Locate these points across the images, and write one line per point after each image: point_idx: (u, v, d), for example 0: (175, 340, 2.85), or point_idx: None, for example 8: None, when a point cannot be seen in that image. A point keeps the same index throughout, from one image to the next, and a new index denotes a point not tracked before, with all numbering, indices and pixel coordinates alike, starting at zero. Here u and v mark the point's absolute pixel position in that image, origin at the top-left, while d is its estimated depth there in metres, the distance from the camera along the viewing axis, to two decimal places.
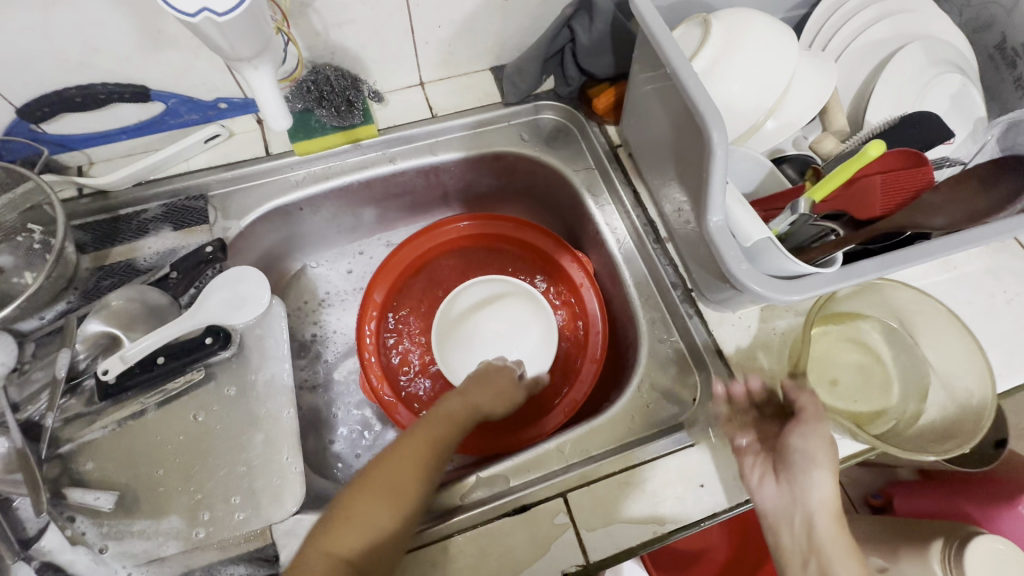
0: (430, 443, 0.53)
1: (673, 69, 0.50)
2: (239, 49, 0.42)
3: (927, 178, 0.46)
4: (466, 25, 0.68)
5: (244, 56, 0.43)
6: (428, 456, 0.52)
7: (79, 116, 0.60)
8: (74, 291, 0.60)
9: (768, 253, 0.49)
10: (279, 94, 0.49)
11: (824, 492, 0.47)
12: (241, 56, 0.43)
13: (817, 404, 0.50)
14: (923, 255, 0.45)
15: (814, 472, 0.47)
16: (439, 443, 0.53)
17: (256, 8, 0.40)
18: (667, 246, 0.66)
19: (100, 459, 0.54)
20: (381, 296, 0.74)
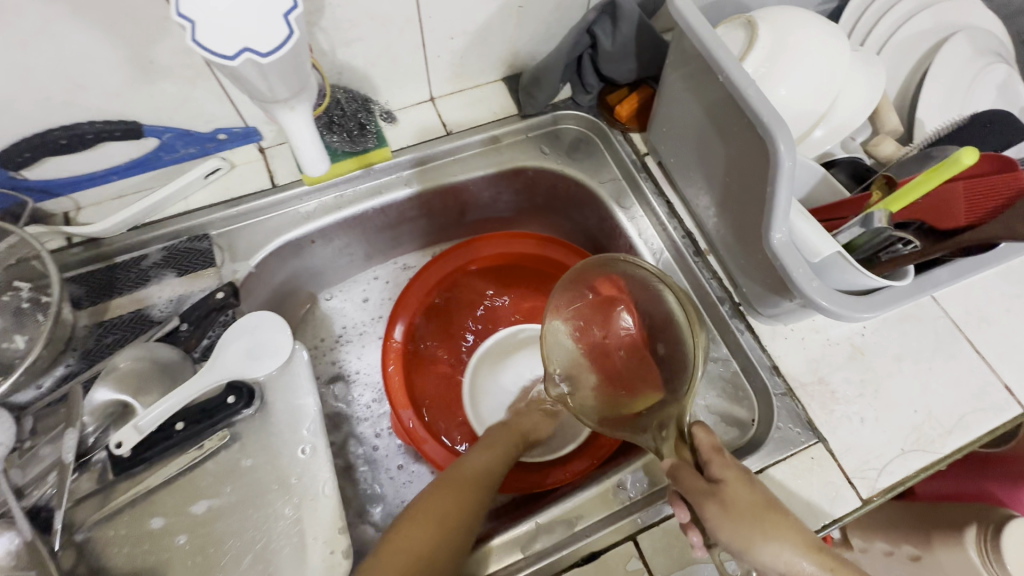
0: (467, 496, 0.52)
1: (726, 77, 0.47)
2: (276, 91, 0.39)
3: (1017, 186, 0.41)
4: (480, 35, 0.63)
5: (280, 97, 0.40)
6: (464, 506, 0.51)
7: (64, 158, 0.54)
8: (73, 352, 0.54)
9: (837, 269, 0.46)
10: (316, 135, 0.46)
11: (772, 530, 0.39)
12: (277, 97, 0.40)
13: (711, 436, 0.45)
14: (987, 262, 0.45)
15: (755, 530, 0.39)
16: (478, 499, 0.53)
17: (300, 47, 0.37)
18: (709, 259, 0.63)
19: (118, 542, 0.48)
20: (404, 327, 0.70)
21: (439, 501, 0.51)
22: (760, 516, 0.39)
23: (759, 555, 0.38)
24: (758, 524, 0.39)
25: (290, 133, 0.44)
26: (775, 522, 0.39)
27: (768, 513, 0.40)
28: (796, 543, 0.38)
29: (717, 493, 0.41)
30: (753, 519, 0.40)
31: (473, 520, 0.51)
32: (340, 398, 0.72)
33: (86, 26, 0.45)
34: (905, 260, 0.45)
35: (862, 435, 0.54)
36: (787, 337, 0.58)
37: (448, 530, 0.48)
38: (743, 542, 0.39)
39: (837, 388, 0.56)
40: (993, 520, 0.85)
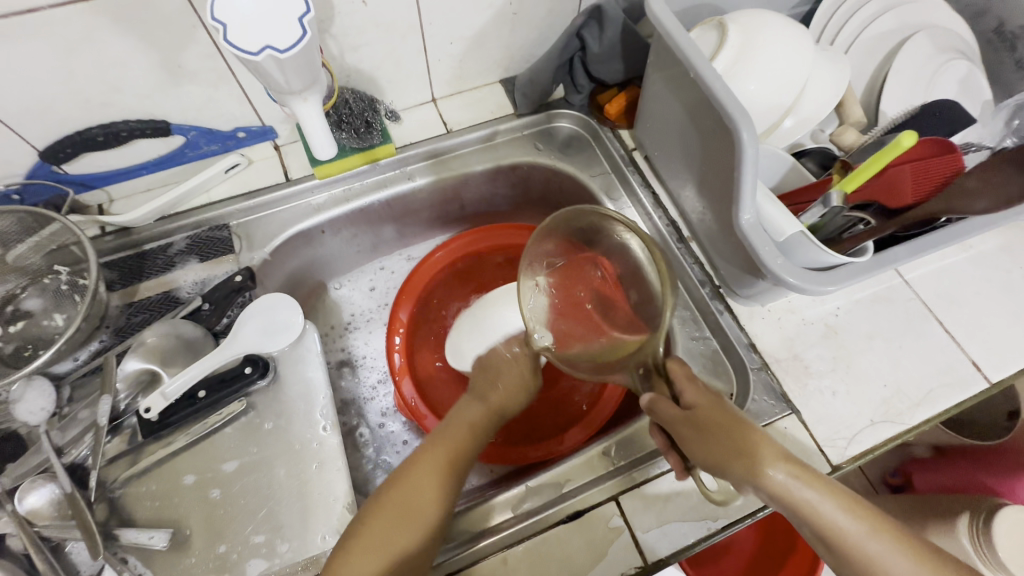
0: (455, 443, 0.53)
1: (696, 74, 0.51)
2: (292, 83, 0.45)
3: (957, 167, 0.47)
4: (477, 40, 0.69)
5: (295, 88, 0.46)
6: (457, 456, 0.52)
7: (100, 154, 0.60)
8: (106, 329, 0.60)
9: (801, 247, 0.50)
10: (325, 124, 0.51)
11: (745, 443, 0.42)
12: (293, 89, 0.46)
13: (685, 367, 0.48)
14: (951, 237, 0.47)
15: (728, 446, 0.42)
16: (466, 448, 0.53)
17: (312, 47, 0.43)
18: (691, 246, 0.67)
19: (146, 498, 0.53)
20: (407, 314, 0.75)
21: (432, 453, 0.52)
22: (730, 432, 0.43)
23: (733, 469, 0.42)
24: (747, 449, 0.42)
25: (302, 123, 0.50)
26: (745, 434, 0.43)
27: (757, 441, 0.43)
28: (766, 452, 0.42)
29: (698, 419, 0.44)
30: (741, 448, 0.42)
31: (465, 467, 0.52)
32: (347, 380, 0.76)
33: (124, 34, 0.50)
34: (863, 237, 0.49)
35: (833, 407, 0.58)
36: (764, 316, 0.62)
37: (440, 482, 0.50)
38: (717, 460, 0.43)
39: (810, 364, 0.60)
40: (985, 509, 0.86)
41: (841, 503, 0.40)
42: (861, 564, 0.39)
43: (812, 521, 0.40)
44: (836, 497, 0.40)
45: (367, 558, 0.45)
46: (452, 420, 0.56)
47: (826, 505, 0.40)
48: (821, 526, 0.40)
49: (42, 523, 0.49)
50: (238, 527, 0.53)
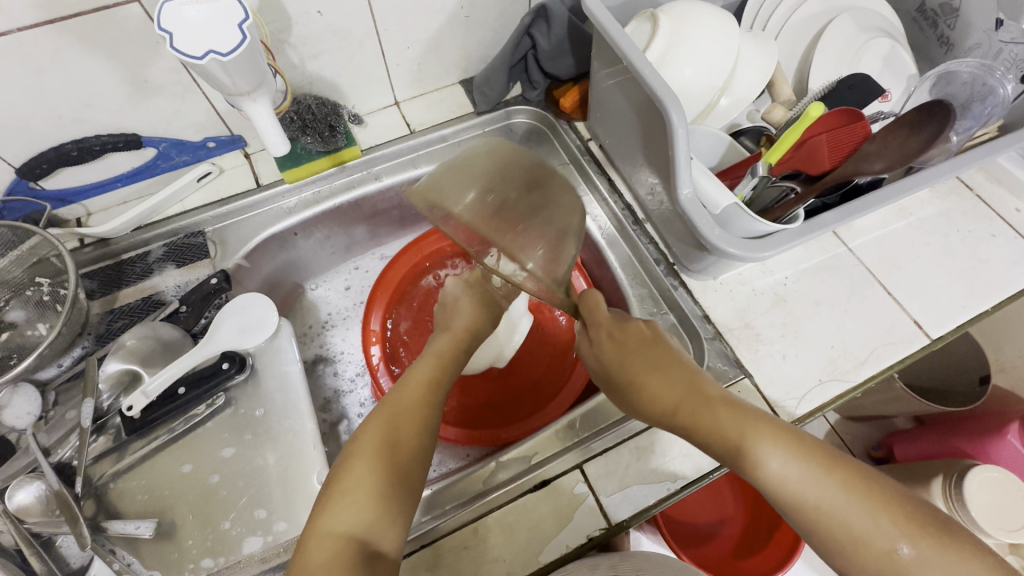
0: (424, 386, 0.55)
1: (629, 64, 0.55)
2: (240, 85, 0.48)
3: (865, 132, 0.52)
4: (432, 43, 0.72)
5: (243, 90, 0.49)
6: (419, 409, 0.52)
7: (75, 169, 0.63)
8: (88, 336, 0.62)
9: (738, 218, 0.53)
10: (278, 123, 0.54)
11: (651, 392, 0.51)
12: (241, 91, 0.49)
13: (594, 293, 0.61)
14: (878, 201, 0.51)
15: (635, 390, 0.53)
16: (435, 386, 0.55)
17: (253, 46, 0.46)
18: (646, 227, 0.70)
19: (132, 493, 0.56)
20: (379, 324, 0.77)
21: (402, 397, 0.53)
22: (627, 371, 0.54)
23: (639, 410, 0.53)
24: (688, 407, 0.49)
25: (256, 122, 0.53)
26: (642, 379, 0.52)
27: (701, 401, 0.49)
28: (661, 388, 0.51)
29: (622, 370, 0.54)
30: (677, 406, 0.49)
31: (436, 406, 0.54)
32: (325, 375, 0.78)
33: (89, 52, 0.53)
34: (794, 205, 0.52)
35: (784, 371, 0.61)
36: (716, 289, 0.65)
37: (410, 422, 0.51)
38: (630, 407, 0.54)
39: (762, 331, 0.63)
40: (956, 471, 0.85)
41: (790, 455, 0.44)
42: (773, 488, 0.44)
43: (760, 473, 0.44)
44: (783, 448, 0.44)
45: (346, 498, 0.46)
46: (418, 365, 0.58)
47: (776, 459, 0.44)
48: (773, 484, 0.44)
49: (31, 519, 0.51)
50: (223, 513, 0.55)
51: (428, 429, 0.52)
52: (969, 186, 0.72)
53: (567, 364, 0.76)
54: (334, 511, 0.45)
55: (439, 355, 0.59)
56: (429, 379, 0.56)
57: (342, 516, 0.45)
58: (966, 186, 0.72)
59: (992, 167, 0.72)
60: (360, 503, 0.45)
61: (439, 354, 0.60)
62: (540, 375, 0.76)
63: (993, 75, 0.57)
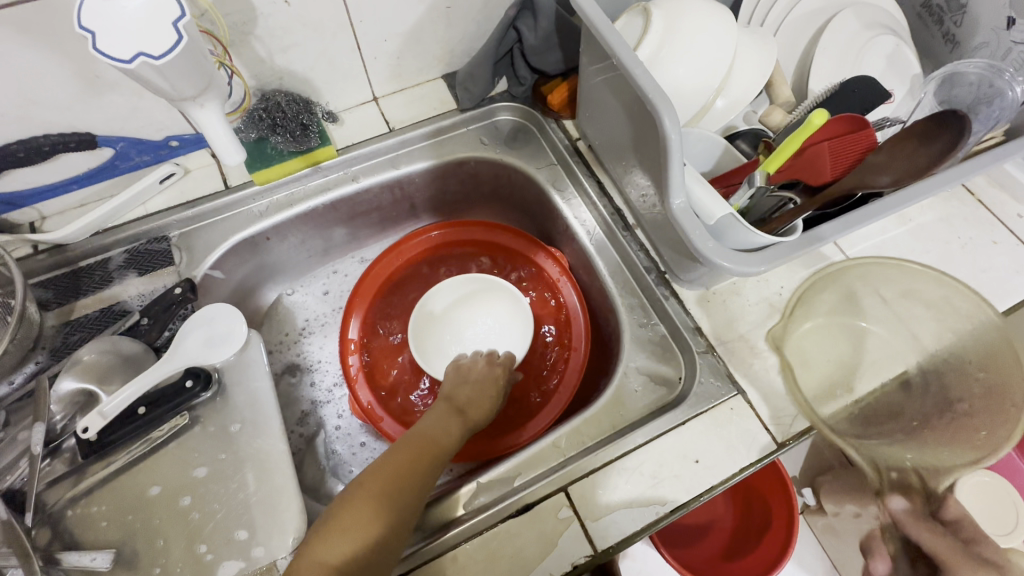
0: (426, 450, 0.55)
1: (619, 62, 0.51)
2: (182, 89, 0.44)
3: (870, 141, 0.49)
4: (412, 36, 0.68)
5: (187, 94, 0.44)
6: (427, 456, 0.55)
7: (29, 170, 0.59)
8: (42, 351, 0.58)
9: (733, 229, 0.50)
10: (228, 128, 0.50)
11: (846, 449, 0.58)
12: (184, 94, 0.44)
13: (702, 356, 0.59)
14: (877, 213, 0.46)
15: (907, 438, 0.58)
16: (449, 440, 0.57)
17: (194, 45, 0.41)
18: (636, 233, 0.67)
19: (87, 522, 0.52)
20: (357, 333, 0.74)
21: (394, 458, 0.53)
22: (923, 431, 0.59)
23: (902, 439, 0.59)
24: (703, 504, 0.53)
25: (202, 126, 0.49)
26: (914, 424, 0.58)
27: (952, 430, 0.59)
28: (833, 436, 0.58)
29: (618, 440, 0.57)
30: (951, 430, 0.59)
31: (432, 466, 0.54)
32: (301, 386, 0.74)
33: (31, 44, 0.49)
34: (791, 217, 0.49)
35: (781, 388, 0.58)
36: (710, 299, 0.62)
37: (418, 470, 0.53)
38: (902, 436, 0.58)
39: (757, 344, 0.60)
40: None
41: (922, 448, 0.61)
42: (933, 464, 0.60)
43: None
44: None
45: (342, 532, 0.47)
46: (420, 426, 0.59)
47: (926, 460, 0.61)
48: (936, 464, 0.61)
49: None
50: (189, 541, 0.52)
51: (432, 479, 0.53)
52: (972, 191, 0.70)
53: (554, 373, 0.73)
54: (320, 556, 0.46)
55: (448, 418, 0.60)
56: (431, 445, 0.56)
57: (335, 549, 0.47)
58: (968, 191, 0.69)
59: (995, 171, 0.70)
60: (352, 541, 0.47)
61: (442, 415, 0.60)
62: (528, 385, 0.74)
63: (1001, 76, 0.54)
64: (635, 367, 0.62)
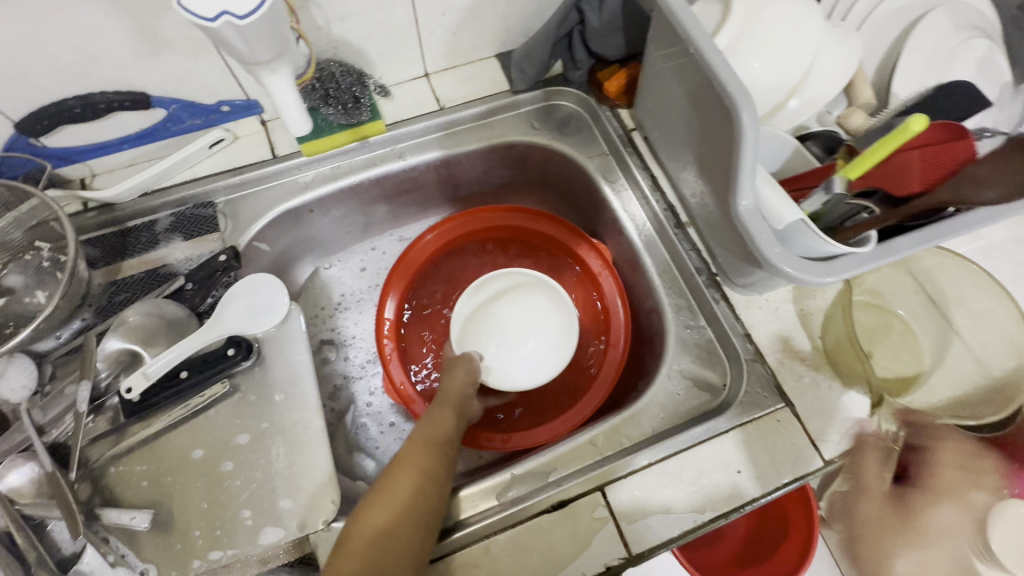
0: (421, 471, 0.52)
1: (696, 50, 0.48)
2: (257, 51, 0.42)
3: (969, 150, 0.45)
4: (471, 12, 0.65)
5: (261, 57, 0.43)
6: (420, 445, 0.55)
7: (80, 127, 0.59)
8: (89, 308, 0.59)
9: (801, 236, 0.48)
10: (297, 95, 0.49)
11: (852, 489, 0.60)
12: (258, 58, 0.43)
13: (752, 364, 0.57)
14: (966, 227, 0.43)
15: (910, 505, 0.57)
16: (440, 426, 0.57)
17: (276, 9, 0.40)
18: (689, 231, 0.65)
19: (126, 481, 0.52)
20: (393, 314, 0.72)
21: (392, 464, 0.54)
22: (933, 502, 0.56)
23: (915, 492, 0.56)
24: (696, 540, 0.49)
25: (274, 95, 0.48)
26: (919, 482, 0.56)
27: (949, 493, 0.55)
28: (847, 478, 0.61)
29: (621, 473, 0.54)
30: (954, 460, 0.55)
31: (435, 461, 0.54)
32: (334, 361, 0.74)
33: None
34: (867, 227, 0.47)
35: (830, 403, 0.56)
36: (761, 306, 0.60)
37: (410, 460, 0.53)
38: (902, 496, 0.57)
39: (807, 355, 0.58)
40: None
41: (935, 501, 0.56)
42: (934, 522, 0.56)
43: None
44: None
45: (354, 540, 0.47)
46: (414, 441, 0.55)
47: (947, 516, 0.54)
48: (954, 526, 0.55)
49: (25, 502, 0.49)
50: (224, 508, 0.52)
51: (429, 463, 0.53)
52: None
53: (589, 369, 0.72)
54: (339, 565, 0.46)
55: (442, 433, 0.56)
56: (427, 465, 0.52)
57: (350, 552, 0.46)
58: None
59: None
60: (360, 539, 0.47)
61: (435, 430, 0.56)
62: (563, 377, 0.72)
63: None
64: (679, 370, 0.60)
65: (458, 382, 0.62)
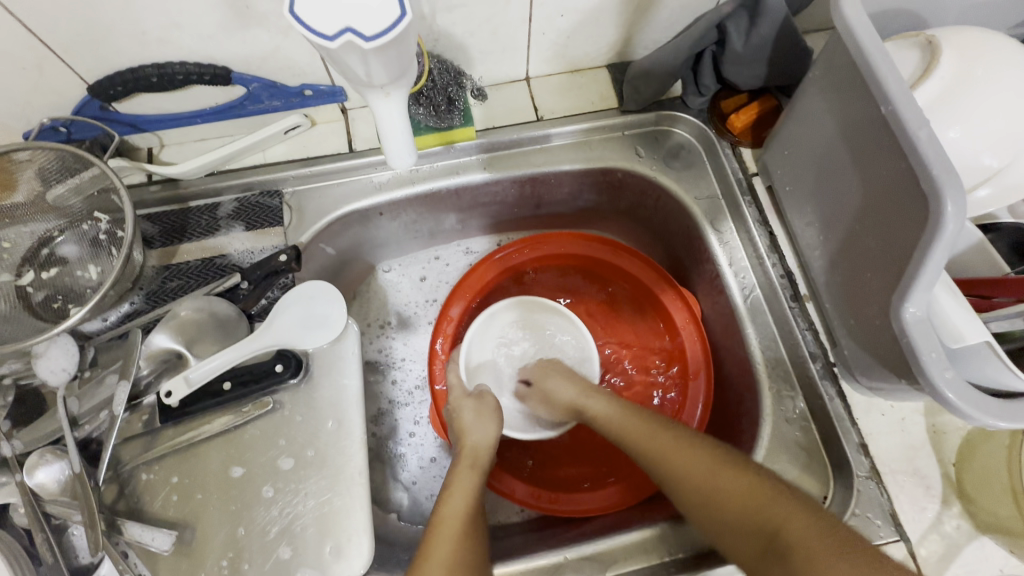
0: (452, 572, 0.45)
1: (891, 110, 0.38)
2: (375, 72, 0.36)
3: None
4: (593, 16, 0.57)
5: (378, 78, 0.36)
6: (452, 516, 0.49)
7: (155, 96, 0.54)
8: (139, 291, 0.55)
9: (977, 362, 0.39)
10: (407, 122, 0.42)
11: None
12: (376, 79, 0.36)
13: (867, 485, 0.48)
14: None
15: None
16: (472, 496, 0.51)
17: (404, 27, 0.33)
18: (807, 306, 0.55)
19: (154, 492, 0.49)
20: (447, 340, 0.66)
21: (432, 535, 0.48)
22: None
23: None
24: (645, 435, 0.52)
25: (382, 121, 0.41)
26: None
27: None
28: None
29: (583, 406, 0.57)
30: None
31: (474, 535, 0.48)
32: (381, 382, 0.69)
33: None
34: None
35: (956, 548, 0.47)
36: (884, 413, 0.51)
37: (448, 529, 0.48)
38: None
39: (934, 483, 0.49)
40: None
41: None
42: None
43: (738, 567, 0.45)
44: (695, 466, 0.48)
45: None
46: (438, 527, 0.48)
47: None
48: None
49: (48, 499, 0.46)
50: (251, 539, 0.48)
51: (469, 539, 0.48)
52: None
53: None
54: None
55: (466, 516, 0.49)
56: (460, 562, 0.46)
57: None
58: None
59: None
60: None
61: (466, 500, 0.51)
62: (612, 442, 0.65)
63: None
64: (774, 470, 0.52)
65: (481, 442, 0.56)
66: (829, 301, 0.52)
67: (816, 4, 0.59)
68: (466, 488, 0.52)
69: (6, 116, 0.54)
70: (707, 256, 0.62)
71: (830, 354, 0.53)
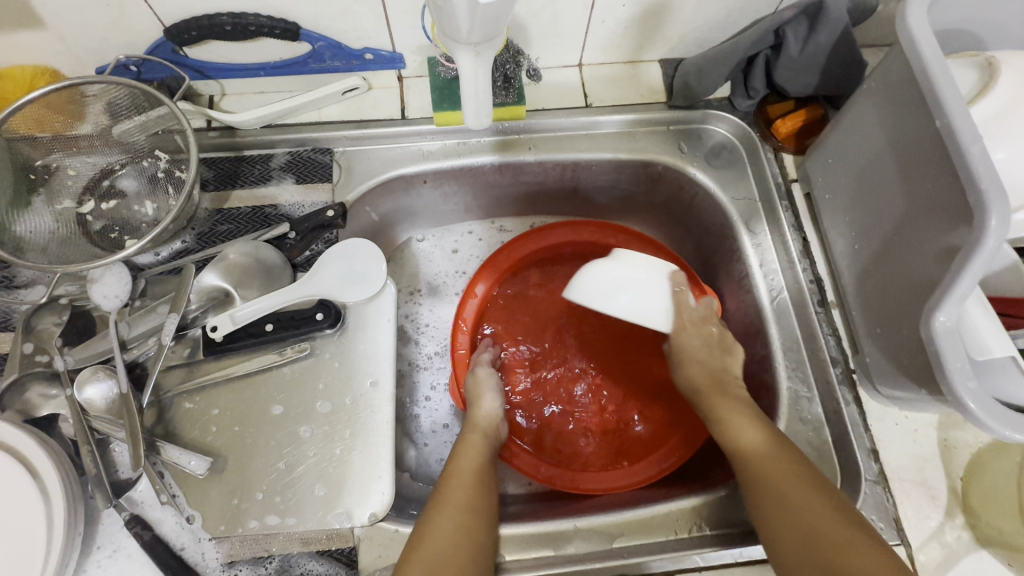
0: (462, 509, 0.49)
1: (945, 124, 0.40)
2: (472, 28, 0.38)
3: None
4: (653, 8, 0.58)
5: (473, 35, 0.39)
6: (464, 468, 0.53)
7: (224, 44, 0.56)
8: (191, 231, 0.57)
9: (999, 375, 0.41)
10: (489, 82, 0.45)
11: None
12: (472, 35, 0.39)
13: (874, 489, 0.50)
14: None
15: None
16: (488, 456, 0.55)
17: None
18: (833, 313, 0.57)
19: (191, 421, 0.51)
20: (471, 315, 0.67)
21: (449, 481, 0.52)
22: None
23: None
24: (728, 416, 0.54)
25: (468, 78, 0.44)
26: None
27: None
28: None
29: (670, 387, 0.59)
30: None
31: (487, 485, 0.53)
32: (406, 347, 0.71)
33: None
34: None
35: (954, 557, 0.48)
36: (898, 423, 0.52)
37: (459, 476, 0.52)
38: None
39: (940, 495, 0.50)
40: None
41: None
42: None
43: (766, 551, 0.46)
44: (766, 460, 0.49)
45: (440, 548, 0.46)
46: (450, 477, 0.52)
47: None
48: None
49: (95, 414, 0.49)
50: (280, 475, 0.50)
51: (482, 489, 0.52)
52: None
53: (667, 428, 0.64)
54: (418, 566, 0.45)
55: (476, 471, 0.53)
56: (473, 505, 0.50)
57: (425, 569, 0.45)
58: None
59: None
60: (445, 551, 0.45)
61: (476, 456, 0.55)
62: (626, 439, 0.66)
63: None
64: None
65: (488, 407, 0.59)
66: (858, 308, 0.53)
67: (873, 20, 0.60)
68: (475, 447, 0.56)
69: (82, 50, 0.56)
70: (737, 255, 0.63)
71: (851, 361, 0.55)
